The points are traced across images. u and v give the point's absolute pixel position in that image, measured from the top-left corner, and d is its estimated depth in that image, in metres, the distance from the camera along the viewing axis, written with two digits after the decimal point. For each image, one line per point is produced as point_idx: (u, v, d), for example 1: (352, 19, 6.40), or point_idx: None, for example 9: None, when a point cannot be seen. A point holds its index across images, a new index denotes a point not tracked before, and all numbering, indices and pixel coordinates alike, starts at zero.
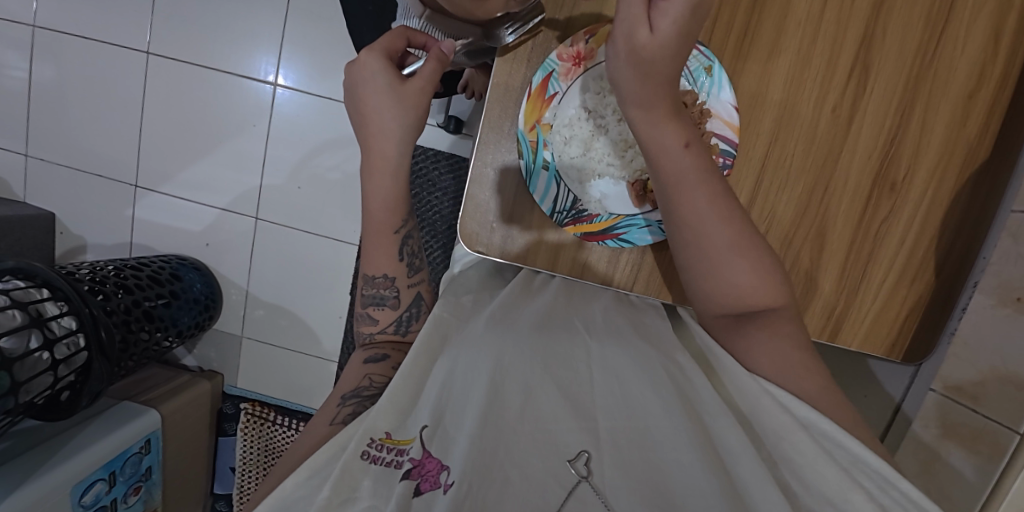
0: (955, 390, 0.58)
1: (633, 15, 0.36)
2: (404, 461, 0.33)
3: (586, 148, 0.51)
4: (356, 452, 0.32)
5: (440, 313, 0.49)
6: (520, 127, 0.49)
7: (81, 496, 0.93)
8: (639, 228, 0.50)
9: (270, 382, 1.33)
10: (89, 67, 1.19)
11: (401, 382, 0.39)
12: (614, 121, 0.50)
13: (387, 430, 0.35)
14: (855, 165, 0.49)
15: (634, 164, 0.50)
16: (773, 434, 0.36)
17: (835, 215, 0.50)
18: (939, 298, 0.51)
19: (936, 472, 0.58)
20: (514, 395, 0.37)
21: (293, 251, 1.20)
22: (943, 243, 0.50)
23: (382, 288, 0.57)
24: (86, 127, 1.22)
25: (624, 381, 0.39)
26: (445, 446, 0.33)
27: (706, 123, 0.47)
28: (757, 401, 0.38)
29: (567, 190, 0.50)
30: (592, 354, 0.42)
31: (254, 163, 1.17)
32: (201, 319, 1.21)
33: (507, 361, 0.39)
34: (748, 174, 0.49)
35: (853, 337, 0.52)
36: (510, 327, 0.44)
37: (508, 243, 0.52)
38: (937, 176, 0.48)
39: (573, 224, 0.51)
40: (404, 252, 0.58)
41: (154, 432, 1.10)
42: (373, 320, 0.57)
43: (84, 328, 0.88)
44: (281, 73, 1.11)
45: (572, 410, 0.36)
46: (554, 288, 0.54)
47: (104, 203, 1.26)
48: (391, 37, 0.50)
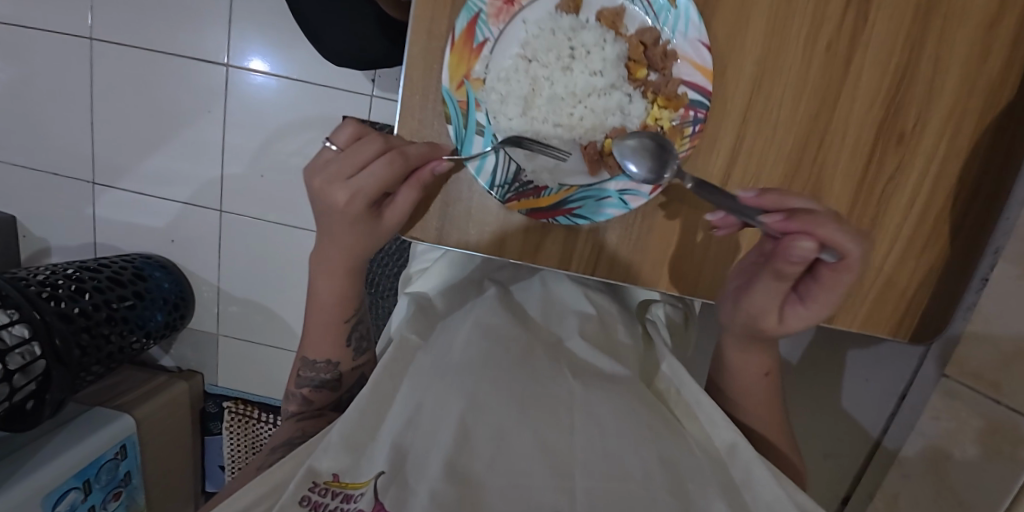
0: (975, 378, 0.55)
1: (767, 309, 0.42)
2: (352, 511, 0.29)
3: (526, 106, 0.44)
4: (295, 498, 0.30)
5: (407, 335, 0.46)
6: (445, 85, 0.43)
7: (53, 505, 0.86)
8: (596, 201, 0.45)
9: (252, 380, 1.25)
10: (12, 44, 1.04)
11: (356, 417, 0.36)
12: (559, 70, 0.43)
13: (334, 471, 0.33)
14: (853, 115, 0.43)
15: (585, 123, 0.44)
16: (764, 507, 0.33)
17: (832, 175, 0.44)
18: (955, 269, 0.45)
19: (948, 470, 0.57)
20: (482, 444, 0.31)
21: (263, 244, 1.12)
22: (960, 203, 0.43)
23: (324, 371, 0.52)
24: (31, 123, 1.09)
25: (607, 433, 0.33)
26: (402, 498, 0.28)
27: (671, 68, 0.43)
28: (748, 466, 0.35)
29: (507, 158, 0.45)
30: (576, 399, 0.36)
31: (213, 152, 1.06)
32: (171, 320, 1.12)
33: (482, 399, 0.34)
34: (726, 130, 0.44)
35: (853, 319, 0.47)
36: (491, 357, 0.39)
37: (446, 228, 0.48)
38: (952, 123, 0.42)
39: (517, 199, 0.45)
40: (353, 338, 0.53)
41: (130, 437, 1.01)
42: (306, 400, 0.52)
43: (37, 336, 0.81)
44: (254, 56, 0.98)
45: (547, 462, 0.31)
46: (535, 306, 0.52)
47: (61, 204, 1.14)
48: (377, 173, 0.41)
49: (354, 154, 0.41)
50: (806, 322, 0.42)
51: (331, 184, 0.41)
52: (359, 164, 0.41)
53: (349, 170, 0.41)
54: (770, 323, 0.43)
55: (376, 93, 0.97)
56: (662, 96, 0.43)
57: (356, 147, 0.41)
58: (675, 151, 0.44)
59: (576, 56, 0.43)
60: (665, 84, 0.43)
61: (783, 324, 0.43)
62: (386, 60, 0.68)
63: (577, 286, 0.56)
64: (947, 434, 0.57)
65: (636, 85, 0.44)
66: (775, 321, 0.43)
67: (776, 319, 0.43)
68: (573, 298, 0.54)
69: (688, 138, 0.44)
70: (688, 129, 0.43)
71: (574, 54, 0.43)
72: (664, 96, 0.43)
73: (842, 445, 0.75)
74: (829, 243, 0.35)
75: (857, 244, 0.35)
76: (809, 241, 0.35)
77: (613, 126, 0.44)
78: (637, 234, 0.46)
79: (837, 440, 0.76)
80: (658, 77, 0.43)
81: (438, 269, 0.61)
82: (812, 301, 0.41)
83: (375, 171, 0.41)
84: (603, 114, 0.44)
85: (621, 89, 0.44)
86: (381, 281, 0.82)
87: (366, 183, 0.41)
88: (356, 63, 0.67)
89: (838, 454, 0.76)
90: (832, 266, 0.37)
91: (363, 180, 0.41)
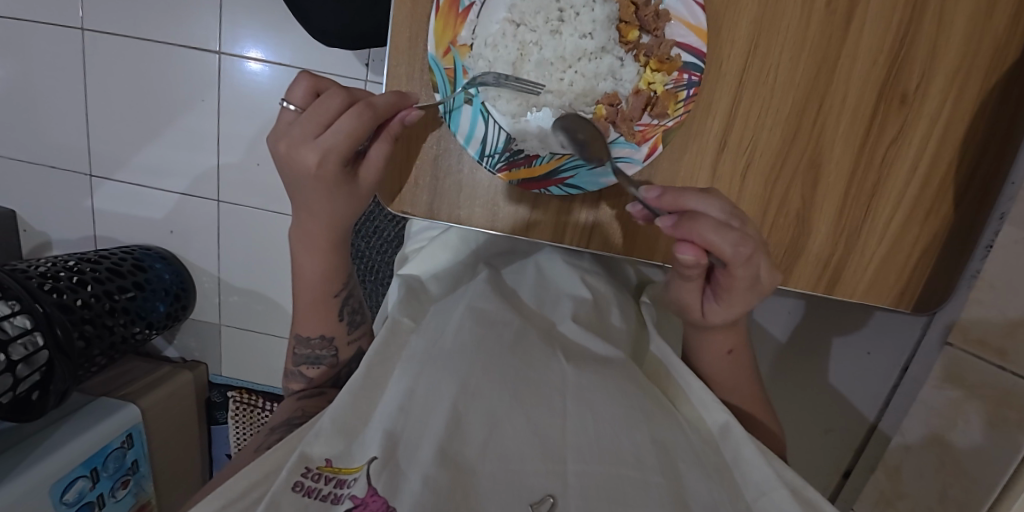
0: (977, 344, 0.55)
1: (688, 302, 0.43)
2: (345, 496, 0.29)
3: (513, 71, 0.46)
4: (287, 484, 0.30)
5: (400, 319, 0.46)
6: (432, 52, 0.45)
7: (62, 494, 0.86)
8: (588, 170, 0.47)
9: (254, 368, 1.25)
10: (1, 36, 1.02)
11: (349, 403, 0.36)
12: (548, 33, 0.45)
13: (327, 456, 0.33)
14: (853, 80, 0.44)
15: (575, 88, 0.46)
16: (752, 487, 0.33)
17: (833, 139, 0.45)
18: (959, 234, 0.46)
19: (950, 445, 0.57)
20: (474, 427, 0.31)
21: (261, 233, 1.11)
22: (963, 170, 0.45)
23: (318, 348, 0.53)
24: (26, 115, 1.08)
25: (599, 417, 0.33)
26: (394, 483, 0.28)
27: (663, 30, 0.44)
28: (737, 445, 0.35)
29: (496, 127, 0.47)
30: (568, 383, 0.36)
31: (209, 142, 1.05)
32: (174, 310, 1.12)
33: (474, 384, 0.33)
34: (723, 93, 0.45)
35: (856, 287, 0.48)
36: (483, 341, 0.38)
37: (436, 203, 0.51)
38: (956, 85, 0.43)
39: (507, 168, 0.48)
40: (345, 311, 0.53)
41: (135, 426, 1.02)
42: (306, 377, 0.53)
43: (40, 326, 0.79)
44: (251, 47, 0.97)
45: (537, 445, 0.30)
46: (528, 289, 0.51)
47: (60, 197, 1.14)
48: (345, 128, 0.39)
49: (315, 111, 0.39)
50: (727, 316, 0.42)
51: (298, 146, 0.40)
52: (323, 121, 0.40)
53: (315, 128, 0.40)
54: (694, 316, 0.43)
55: (369, 77, 0.95)
56: (655, 58, 0.44)
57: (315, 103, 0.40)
58: (668, 116, 0.45)
59: (565, 19, 0.45)
60: (657, 46, 0.44)
61: (707, 319, 0.43)
62: (375, 38, 0.66)
63: (572, 269, 0.54)
64: (954, 405, 0.56)
65: (627, 48, 0.46)
66: (699, 316, 0.43)
67: (699, 313, 0.43)
68: (568, 281, 0.52)
69: (682, 102, 0.45)
70: (682, 93, 0.45)
71: (561, 17, 0.45)
72: (658, 59, 0.44)
73: (843, 422, 0.75)
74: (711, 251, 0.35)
75: (735, 248, 0.34)
76: (691, 250, 0.35)
77: (604, 92, 0.46)
78: (631, 208, 0.49)
79: (837, 417, 0.76)
80: (653, 39, 0.44)
81: (436, 250, 0.60)
82: (724, 297, 0.40)
83: (343, 126, 0.39)
84: (593, 78, 0.46)
85: (611, 52, 0.45)
86: (380, 268, 0.82)
87: (334, 140, 0.39)
88: (340, 40, 0.66)
89: (839, 430, 0.76)
90: (723, 270, 0.37)
91: (331, 137, 0.39)
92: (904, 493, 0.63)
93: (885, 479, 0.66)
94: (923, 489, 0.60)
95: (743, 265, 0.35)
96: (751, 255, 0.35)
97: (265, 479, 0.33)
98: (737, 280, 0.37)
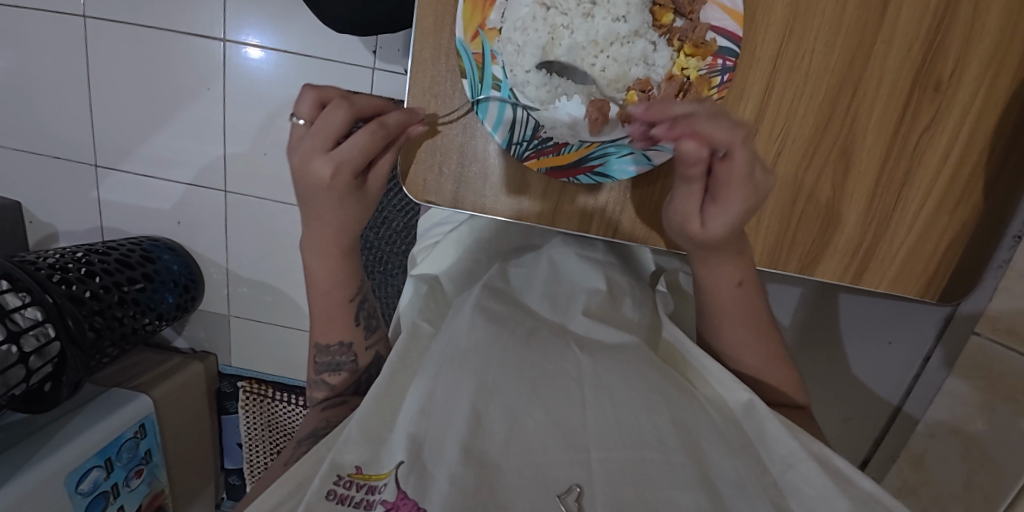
0: (1006, 333, 0.56)
1: (688, 212, 0.41)
2: (377, 502, 0.29)
3: (544, 55, 0.45)
4: (321, 493, 0.30)
5: (418, 324, 0.46)
6: (460, 37, 0.45)
7: (77, 484, 0.87)
8: (619, 157, 0.46)
9: (264, 357, 1.26)
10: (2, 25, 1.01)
11: (373, 408, 0.37)
12: (579, 17, 0.44)
13: (358, 463, 0.33)
14: (888, 65, 0.43)
15: (608, 73, 0.46)
16: (778, 460, 0.33)
17: (865, 127, 0.45)
18: (988, 225, 0.46)
19: (973, 435, 0.58)
20: (496, 427, 0.31)
21: (270, 223, 1.11)
22: (996, 157, 0.44)
23: (338, 354, 0.52)
24: (29, 105, 1.07)
25: (618, 403, 0.33)
26: (423, 486, 0.28)
27: (698, 13, 0.43)
28: (760, 420, 0.35)
29: (525, 113, 0.47)
30: (585, 373, 0.35)
31: (216, 132, 1.05)
32: (183, 301, 1.12)
33: (492, 381, 0.33)
34: (756, 79, 0.44)
35: (881, 278, 0.49)
36: (498, 334, 0.38)
37: (461, 192, 0.50)
38: (991, 72, 0.42)
39: (536, 156, 0.47)
40: (361, 316, 0.52)
41: (149, 416, 1.02)
42: (328, 385, 0.52)
43: (50, 318, 0.79)
44: (252, 37, 0.95)
45: (560, 438, 0.30)
46: (538, 291, 0.48)
47: (67, 188, 1.13)
48: (359, 143, 0.41)
49: (326, 126, 0.39)
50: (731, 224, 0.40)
51: (310, 159, 0.40)
52: (335, 137, 0.40)
53: (325, 144, 0.40)
54: (694, 226, 0.41)
55: (377, 65, 0.94)
56: (691, 42, 0.43)
57: (326, 117, 0.40)
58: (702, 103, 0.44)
59: (597, 2, 0.44)
60: (692, 30, 0.43)
61: (706, 228, 0.41)
62: (387, 24, 0.65)
63: (587, 263, 0.52)
64: (976, 396, 0.58)
65: (660, 32, 0.45)
66: (698, 225, 0.41)
67: (699, 225, 0.41)
68: (582, 275, 0.51)
69: (717, 87, 0.44)
70: (716, 79, 0.44)
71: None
72: (693, 43, 0.43)
73: (861, 409, 0.76)
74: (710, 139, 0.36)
75: (731, 128, 0.36)
76: (693, 140, 0.36)
77: (636, 78, 0.46)
78: (654, 198, 0.49)
79: (857, 405, 0.76)
80: (686, 23, 0.43)
81: (447, 248, 0.59)
82: (723, 196, 0.39)
83: (357, 142, 0.40)
84: (626, 63, 0.45)
85: (644, 37, 0.45)
86: (390, 258, 0.81)
87: (348, 155, 0.40)
88: (352, 27, 0.65)
89: (859, 418, 0.76)
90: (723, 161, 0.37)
91: (344, 152, 0.40)
92: (929, 480, 0.64)
93: (908, 468, 0.67)
94: (949, 477, 0.61)
95: (739, 152, 0.36)
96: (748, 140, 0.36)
97: (299, 488, 0.33)
98: (737, 168, 0.37)
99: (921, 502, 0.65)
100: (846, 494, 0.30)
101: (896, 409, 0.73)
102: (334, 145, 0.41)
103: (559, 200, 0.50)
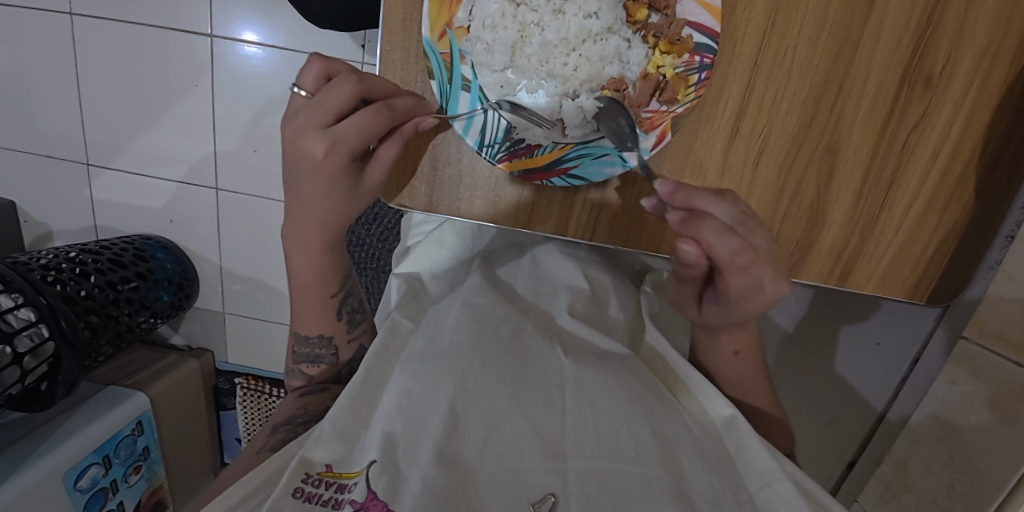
0: (993, 337, 0.55)
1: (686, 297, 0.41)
2: (345, 501, 0.29)
3: (513, 54, 0.44)
4: (288, 490, 0.30)
5: (398, 319, 0.46)
6: (426, 36, 0.44)
7: (76, 481, 0.88)
8: (592, 159, 0.46)
9: (259, 355, 1.26)
10: None
11: (348, 406, 0.37)
12: (550, 14, 0.43)
13: (329, 462, 0.33)
14: (876, 59, 0.42)
15: (579, 73, 0.44)
16: (756, 477, 0.32)
17: (852, 124, 0.44)
18: (978, 227, 0.45)
19: (962, 437, 0.57)
20: (473, 428, 0.30)
21: (260, 222, 1.10)
22: (986, 156, 0.43)
23: (318, 347, 0.52)
24: (20, 103, 1.06)
25: (599, 412, 0.32)
26: (394, 487, 0.28)
27: (673, 8, 0.42)
28: (741, 436, 0.35)
29: (495, 116, 0.46)
30: (567, 379, 0.35)
31: (205, 129, 1.03)
32: (177, 299, 1.12)
33: (471, 384, 0.32)
34: (737, 76, 0.43)
35: (868, 280, 0.48)
36: (480, 337, 0.37)
37: (436, 195, 0.50)
38: (984, 66, 0.41)
39: (508, 159, 0.47)
40: (344, 311, 0.52)
41: (146, 414, 1.02)
42: (307, 376, 0.53)
43: (44, 318, 0.78)
44: (247, 29, 0.93)
45: (537, 443, 0.30)
46: (521, 286, 0.48)
47: (60, 187, 1.13)
48: (360, 123, 0.38)
49: (328, 99, 0.37)
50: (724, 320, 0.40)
51: (304, 133, 0.37)
52: (337, 112, 0.37)
53: (326, 118, 0.37)
54: (691, 313, 0.42)
55: (365, 59, 0.92)
56: (665, 39, 0.42)
57: (328, 90, 0.37)
58: (678, 102, 0.43)
59: None
60: (668, 26, 0.42)
61: (701, 316, 0.41)
62: (369, 19, 0.64)
63: (571, 261, 0.51)
64: (967, 395, 0.57)
65: (635, 28, 0.44)
66: (695, 312, 0.42)
67: (696, 312, 0.42)
68: (564, 273, 0.50)
69: (693, 86, 0.43)
70: (693, 77, 0.43)
71: None
72: (668, 40, 0.42)
73: (850, 408, 0.75)
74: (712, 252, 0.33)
75: (732, 256, 0.32)
76: (692, 247, 0.33)
77: (610, 77, 0.45)
78: (638, 194, 0.48)
79: (844, 406, 0.75)
80: (662, 18, 0.42)
81: (431, 246, 0.58)
82: (722, 301, 0.38)
83: (358, 122, 0.37)
84: (599, 62, 0.44)
85: (618, 33, 0.44)
86: (381, 256, 0.80)
87: (347, 134, 0.38)
88: (334, 21, 0.64)
89: (846, 419, 0.76)
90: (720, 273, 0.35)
91: (343, 130, 0.37)
92: (914, 483, 0.64)
93: (893, 472, 0.67)
94: (931, 482, 0.61)
95: (738, 276, 0.33)
96: (751, 267, 0.33)
97: (267, 484, 0.33)
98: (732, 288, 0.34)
99: (903, 507, 0.65)
100: (817, 511, 0.30)
101: (880, 415, 0.73)
102: (335, 122, 0.38)
103: (538, 198, 0.49)
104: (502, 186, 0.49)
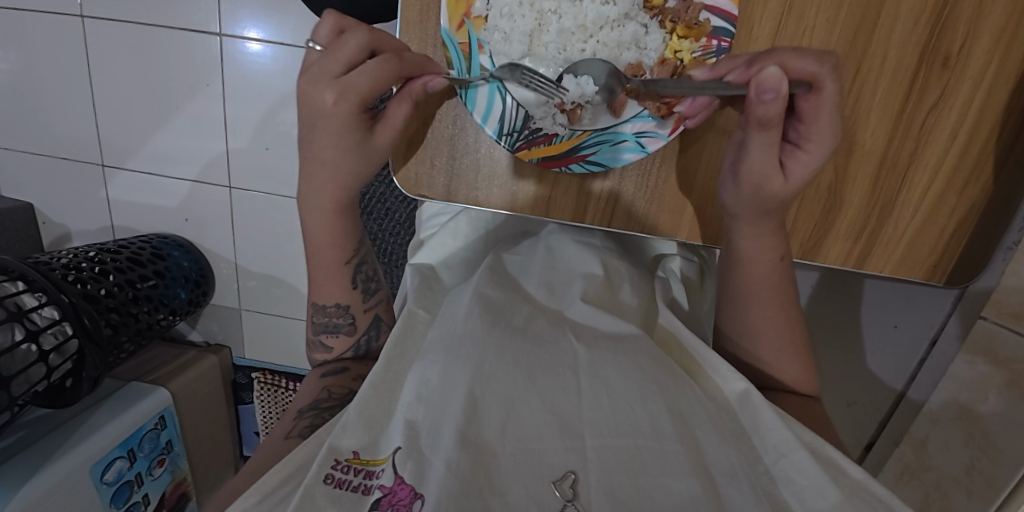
0: (1012, 318, 0.55)
1: (767, 171, 0.40)
2: (374, 486, 0.30)
3: (530, 43, 0.45)
4: (319, 476, 0.31)
5: (415, 310, 0.47)
6: (445, 26, 0.44)
7: (101, 474, 0.90)
8: (610, 145, 0.46)
9: (274, 351, 1.28)
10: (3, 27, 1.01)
11: (371, 395, 0.37)
12: (565, 5, 0.44)
13: (355, 449, 0.34)
14: (893, 40, 0.42)
15: (598, 59, 0.45)
16: (771, 449, 0.33)
17: (870, 105, 0.43)
18: (999, 206, 0.45)
19: (979, 418, 0.57)
20: (491, 411, 0.31)
21: (274, 219, 1.11)
22: (1007, 134, 0.43)
23: (335, 316, 0.53)
24: (35, 107, 1.08)
25: (614, 391, 0.32)
26: (420, 471, 0.29)
27: None
28: (755, 411, 0.35)
29: (514, 104, 0.46)
30: (580, 361, 0.35)
31: (216, 127, 1.05)
32: (194, 297, 1.14)
33: (487, 369, 0.33)
34: None
35: (885, 262, 0.48)
36: (495, 323, 0.38)
37: (453, 185, 0.51)
38: (1004, 43, 0.41)
39: (527, 148, 0.47)
40: (358, 280, 0.53)
41: (167, 409, 1.05)
42: (327, 347, 0.53)
43: (67, 317, 0.80)
44: (252, 28, 0.94)
45: (555, 424, 0.30)
46: (534, 274, 0.48)
47: (78, 188, 1.15)
48: (372, 71, 0.39)
49: (341, 50, 0.39)
50: (815, 166, 0.39)
51: (318, 84, 0.39)
52: (348, 63, 0.39)
53: (338, 67, 0.39)
54: (777, 183, 0.40)
55: None
56: (683, 24, 0.42)
57: (340, 43, 0.39)
58: None
59: None
60: (685, 10, 0.42)
61: (789, 179, 0.40)
62: (377, 13, 0.64)
63: (585, 249, 0.51)
64: (985, 375, 0.57)
65: (653, 13, 0.44)
66: (781, 180, 0.40)
67: (781, 179, 0.40)
68: (578, 259, 0.50)
69: None
70: (711, 61, 0.43)
71: None
72: (685, 25, 0.42)
73: (867, 393, 0.75)
74: (793, 73, 0.36)
75: (818, 60, 0.35)
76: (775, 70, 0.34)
77: (627, 63, 0.45)
78: (653, 181, 0.49)
79: (859, 390, 0.76)
80: (680, 3, 0.42)
81: (445, 237, 0.58)
82: (809, 141, 0.38)
83: (368, 69, 0.39)
84: (616, 48, 0.44)
85: (635, 19, 0.44)
86: (394, 250, 0.81)
87: (357, 81, 0.39)
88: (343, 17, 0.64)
89: (862, 403, 0.76)
90: (806, 97, 0.37)
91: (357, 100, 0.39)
92: (931, 465, 0.64)
93: (910, 453, 0.68)
94: (950, 462, 0.61)
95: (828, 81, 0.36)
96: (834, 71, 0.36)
97: (298, 471, 0.35)
98: (825, 103, 0.36)
99: (922, 488, 0.65)
100: (835, 479, 0.31)
101: (898, 396, 0.73)
102: (347, 72, 0.40)
103: (549, 185, 0.50)
104: (519, 176, 0.50)
